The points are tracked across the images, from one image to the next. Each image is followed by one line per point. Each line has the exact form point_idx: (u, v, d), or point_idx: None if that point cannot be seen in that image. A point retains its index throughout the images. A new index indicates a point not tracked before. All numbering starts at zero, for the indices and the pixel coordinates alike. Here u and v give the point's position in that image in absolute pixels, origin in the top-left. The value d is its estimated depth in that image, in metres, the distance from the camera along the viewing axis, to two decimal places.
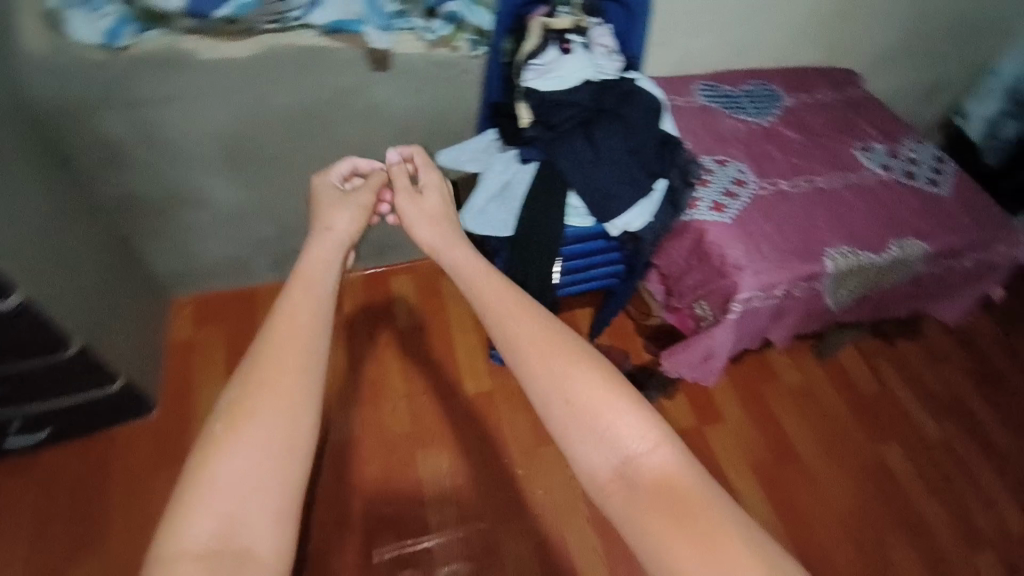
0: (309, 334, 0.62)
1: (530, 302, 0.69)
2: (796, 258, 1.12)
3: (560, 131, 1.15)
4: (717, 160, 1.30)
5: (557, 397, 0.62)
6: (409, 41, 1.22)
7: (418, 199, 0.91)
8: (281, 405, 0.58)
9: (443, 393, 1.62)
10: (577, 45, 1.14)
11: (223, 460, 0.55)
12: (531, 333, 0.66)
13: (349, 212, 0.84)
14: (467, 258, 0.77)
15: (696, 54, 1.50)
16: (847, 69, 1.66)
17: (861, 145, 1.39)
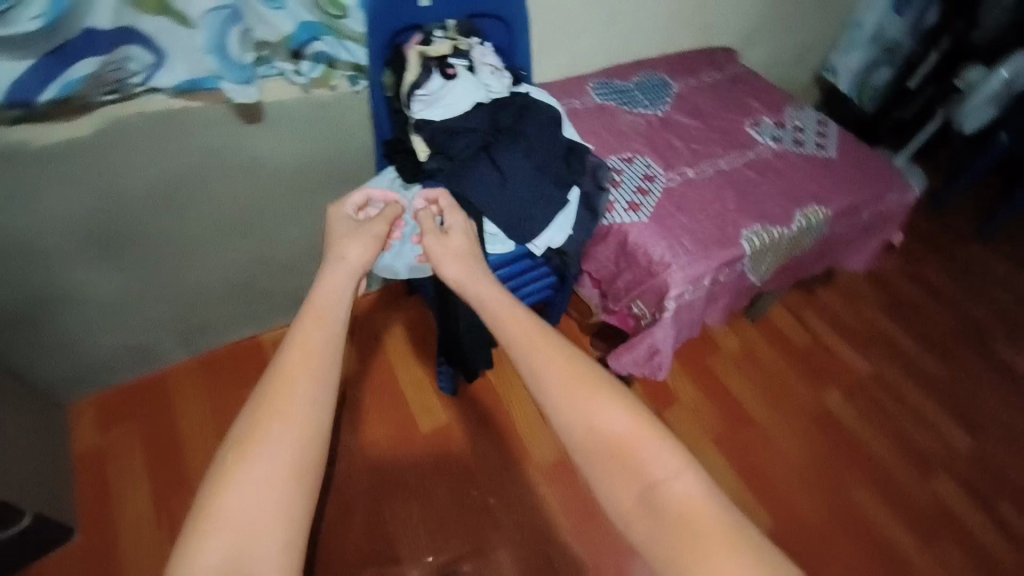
0: (323, 366, 0.56)
1: (548, 328, 0.67)
2: (717, 244, 1.14)
3: (463, 158, 1.09)
4: (624, 158, 1.30)
5: (581, 423, 0.59)
6: (279, 89, 1.13)
7: (444, 240, 0.86)
8: (292, 431, 0.52)
9: (398, 442, 1.53)
10: (460, 69, 1.09)
11: (229, 500, 0.49)
12: (554, 362, 0.63)
13: (363, 242, 0.76)
14: (490, 288, 0.75)
15: (583, 54, 1.50)
16: (724, 47, 1.73)
17: (752, 121, 1.45)
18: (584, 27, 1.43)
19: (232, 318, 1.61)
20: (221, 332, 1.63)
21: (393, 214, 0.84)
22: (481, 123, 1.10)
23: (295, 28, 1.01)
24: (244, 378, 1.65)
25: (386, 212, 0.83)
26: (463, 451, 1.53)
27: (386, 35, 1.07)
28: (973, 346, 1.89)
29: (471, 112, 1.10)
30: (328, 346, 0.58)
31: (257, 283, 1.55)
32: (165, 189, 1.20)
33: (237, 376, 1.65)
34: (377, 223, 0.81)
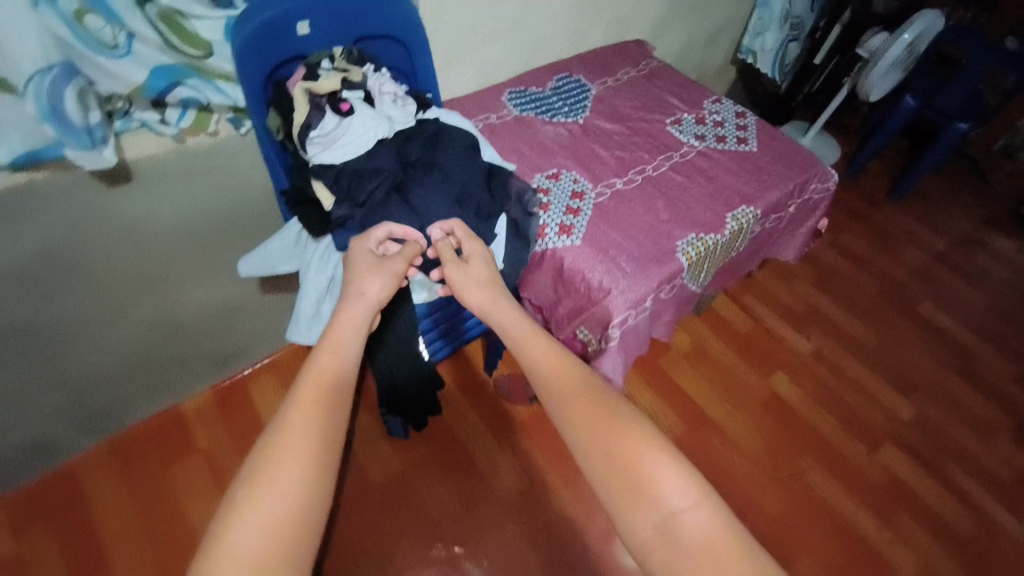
0: (338, 399, 0.63)
1: (570, 359, 0.73)
2: (655, 261, 1.09)
3: (375, 202, 0.98)
4: (550, 175, 1.23)
5: (600, 451, 0.64)
6: (148, 142, 0.97)
7: (464, 266, 0.88)
8: (302, 467, 0.56)
9: (354, 498, 1.43)
10: (356, 103, 0.96)
11: (241, 530, 0.51)
12: (576, 395, 0.69)
13: (381, 281, 0.80)
14: (516, 317, 0.80)
15: (493, 63, 1.40)
16: (637, 41, 1.69)
17: (672, 120, 1.42)
18: (493, 35, 1.33)
19: (142, 392, 1.42)
20: (131, 409, 1.44)
21: (414, 251, 0.87)
22: (390, 163, 0.99)
23: (150, 73, 0.87)
24: (168, 455, 1.46)
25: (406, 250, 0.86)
26: (424, 497, 1.44)
27: (263, 71, 0.93)
28: (896, 310, 2.04)
29: (376, 148, 0.98)
30: (341, 381, 0.64)
31: (165, 353, 1.36)
32: (30, 274, 1.00)
33: (159, 453, 1.46)
34: (392, 259, 0.84)
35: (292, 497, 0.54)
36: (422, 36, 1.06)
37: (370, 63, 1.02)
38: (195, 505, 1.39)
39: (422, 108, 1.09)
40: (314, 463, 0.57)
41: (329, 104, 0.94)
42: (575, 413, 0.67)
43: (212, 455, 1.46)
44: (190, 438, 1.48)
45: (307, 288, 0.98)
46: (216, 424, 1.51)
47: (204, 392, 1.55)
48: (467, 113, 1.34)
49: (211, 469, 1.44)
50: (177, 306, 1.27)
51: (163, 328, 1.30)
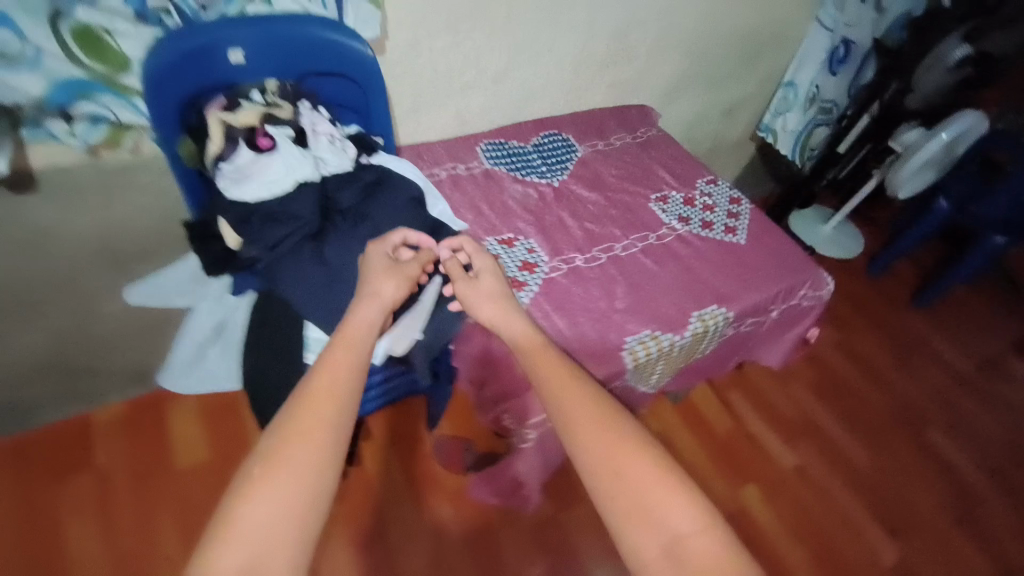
0: (347, 392, 0.64)
1: (582, 376, 0.74)
2: (593, 358, 0.97)
3: (280, 248, 0.88)
4: (504, 239, 1.12)
5: (607, 471, 0.64)
6: (56, 154, 0.90)
7: (475, 282, 0.89)
8: (314, 454, 0.58)
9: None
10: (281, 140, 0.87)
11: (254, 508, 0.54)
12: (587, 414, 0.69)
13: (394, 282, 0.81)
14: (526, 331, 0.81)
15: (474, 111, 1.32)
16: (641, 106, 1.59)
17: (656, 196, 1.30)
18: (476, 83, 1.25)
19: (52, 398, 1.34)
20: (41, 413, 1.36)
21: (427, 257, 0.89)
22: (309, 208, 0.89)
23: (52, 84, 0.81)
24: (67, 468, 1.35)
25: (418, 257, 0.88)
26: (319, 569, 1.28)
27: (184, 95, 0.85)
28: (901, 433, 1.82)
29: (297, 189, 0.89)
30: (353, 372, 0.66)
31: (81, 361, 1.29)
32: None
33: (53, 466, 1.35)
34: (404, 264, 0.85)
35: (300, 486, 0.56)
36: (376, 79, 0.97)
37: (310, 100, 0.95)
38: (83, 531, 1.27)
39: (364, 153, 1.01)
40: (320, 453, 0.59)
41: (247, 139, 0.85)
42: (586, 429, 0.67)
43: (113, 477, 1.35)
44: (93, 455, 1.38)
45: (188, 330, 0.89)
46: (123, 445, 1.40)
47: (125, 406, 1.46)
48: (433, 159, 1.25)
49: (109, 492, 1.33)
50: (95, 318, 1.20)
51: (78, 338, 1.23)
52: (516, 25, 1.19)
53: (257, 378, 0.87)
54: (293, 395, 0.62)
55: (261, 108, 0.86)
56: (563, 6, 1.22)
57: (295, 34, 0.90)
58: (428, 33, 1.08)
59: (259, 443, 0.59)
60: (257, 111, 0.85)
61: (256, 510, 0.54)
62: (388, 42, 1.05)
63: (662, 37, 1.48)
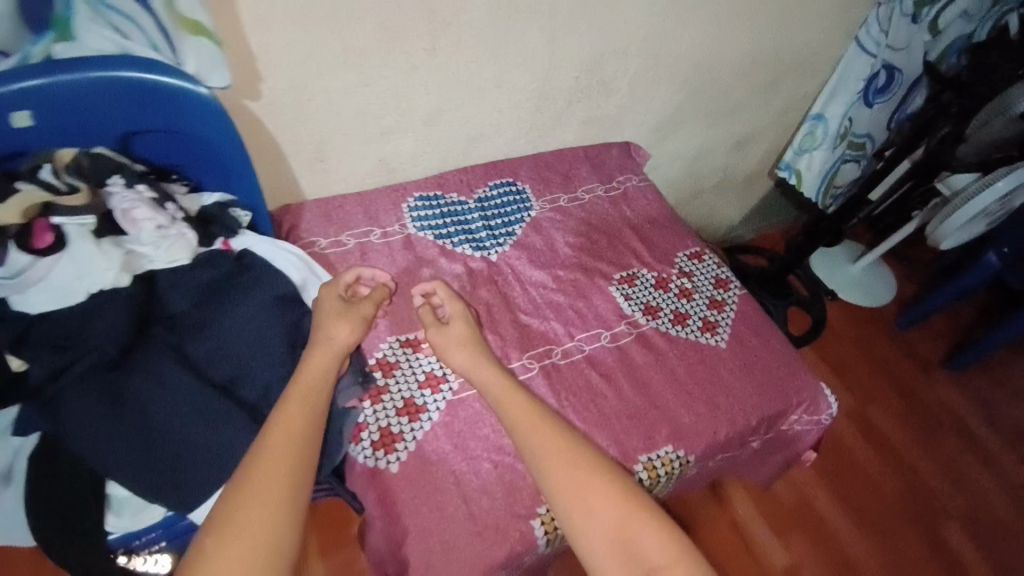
0: (300, 459, 0.67)
1: (546, 418, 0.78)
2: (484, 526, 0.75)
3: (64, 376, 0.67)
4: (410, 340, 0.91)
5: (581, 511, 0.69)
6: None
7: (444, 329, 0.88)
8: (268, 506, 0.62)
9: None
10: (72, 233, 0.67)
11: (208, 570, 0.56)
12: (559, 459, 0.73)
13: (350, 322, 0.82)
14: (494, 375, 0.82)
15: (402, 157, 1.06)
16: (624, 146, 1.31)
17: (621, 275, 1.05)
18: (400, 126, 0.99)
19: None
20: None
21: (381, 293, 0.91)
22: (116, 328, 0.69)
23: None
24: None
25: (373, 294, 0.90)
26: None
27: None
28: (917, 530, 1.51)
29: (105, 304, 0.68)
30: (297, 443, 0.68)
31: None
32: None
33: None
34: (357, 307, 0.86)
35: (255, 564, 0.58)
36: (230, 135, 0.74)
37: (126, 172, 0.71)
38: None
39: (221, 238, 0.79)
40: (274, 526, 0.61)
41: (19, 238, 0.64)
42: (563, 473, 0.72)
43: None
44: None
45: None
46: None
47: None
48: (344, 220, 1.02)
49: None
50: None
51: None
52: (447, 59, 0.93)
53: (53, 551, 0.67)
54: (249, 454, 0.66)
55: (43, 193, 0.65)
56: (514, 34, 0.96)
57: (107, 83, 0.66)
58: (322, 73, 0.84)
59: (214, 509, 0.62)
60: (34, 200, 0.65)
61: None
62: (261, 85, 0.81)
63: (652, 64, 1.20)
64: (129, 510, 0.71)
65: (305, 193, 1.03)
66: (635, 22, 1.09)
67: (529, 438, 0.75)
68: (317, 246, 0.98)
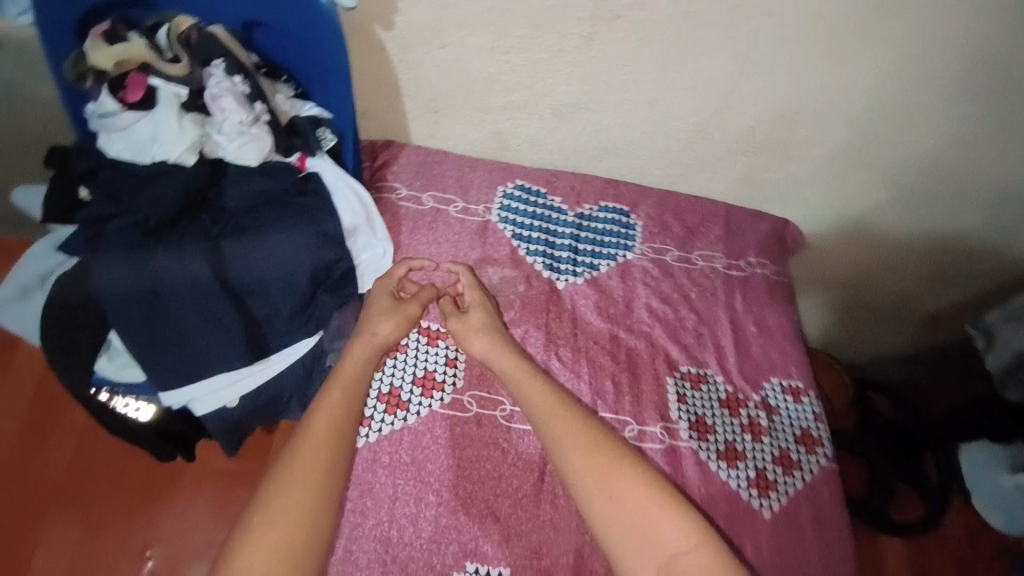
0: (338, 446, 0.68)
1: (567, 399, 0.74)
2: (393, 554, 0.70)
3: (110, 221, 0.68)
4: (430, 329, 0.83)
5: (604, 496, 0.67)
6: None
7: (462, 316, 0.80)
8: (310, 477, 0.65)
9: (69, 491, 1.05)
10: (163, 97, 0.66)
11: (257, 537, 0.61)
12: (583, 447, 0.70)
13: (395, 321, 0.77)
14: (516, 359, 0.77)
15: (521, 139, 0.96)
16: (777, 224, 1.07)
17: (689, 370, 0.88)
18: (527, 108, 0.89)
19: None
20: None
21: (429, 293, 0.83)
22: (166, 197, 0.68)
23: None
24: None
25: (422, 292, 0.82)
26: (151, 519, 1.04)
27: (87, 5, 0.66)
28: None
29: (166, 172, 0.68)
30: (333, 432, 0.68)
31: (11, 216, 1.17)
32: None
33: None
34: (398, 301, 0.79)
35: (303, 529, 0.63)
36: (337, 52, 0.70)
37: (228, 56, 0.68)
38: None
39: (299, 153, 0.76)
40: (311, 509, 0.64)
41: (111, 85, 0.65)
42: (579, 451, 0.70)
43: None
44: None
45: (14, 272, 0.75)
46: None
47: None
48: (435, 178, 0.96)
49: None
50: (31, 183, 1.08)
51: (4, 192, 1.11)
52: (603, 54, 0.80)
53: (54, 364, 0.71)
54: (290, 438, 0.68)
55: (142, 52, 0.65)
56: (692, 52, 0.81)
57: None
58: (459, 23, 0.76)
59: (259, 489, 0.65)
60: (132, 57, 0.65)
61: (268, 541, 0.61)
62: (396, 17, 0.75)
63: (858, 145, 0.95)
64: (118, 362, 0.73)
65: (411, 137, 0.98)
66: (852, 86, 0.86)
67: (547, 423, 0.72)
68: (396, 194, 0.94)
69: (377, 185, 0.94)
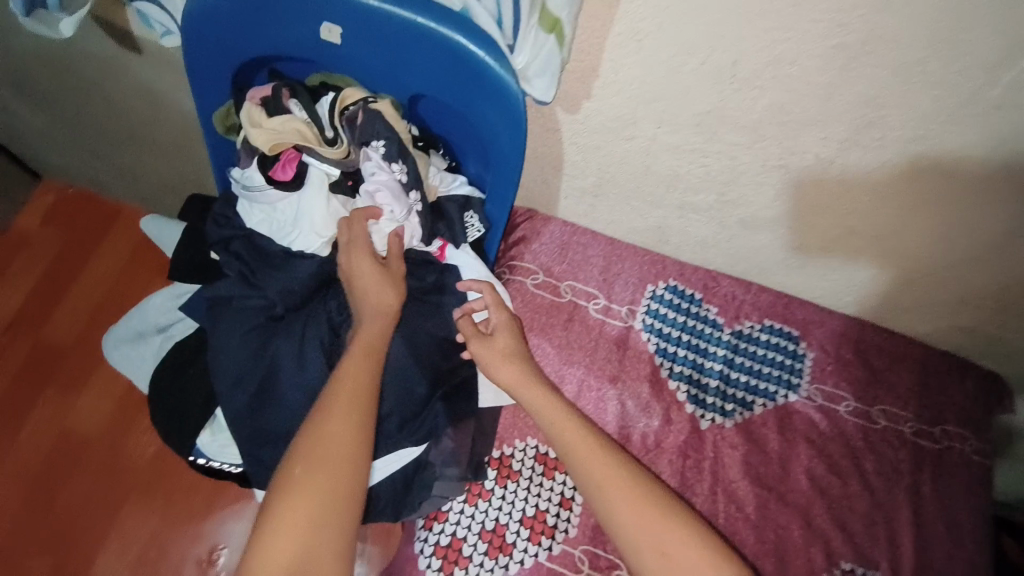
0: (364, 416, 0.54)
1: (608, 440, 0.61)
2: None
3: (230, 301, 0.63)
4: (548, 455, 0.72)
5: (652, 557, 0.54)
6: (128, 24, 0.73)
7: (487, 338, 0.65)
8: (344, 433, 0.52)
9: (152, 476, 0.98)
10: (313, 176, 0.60)
11: (288, 499, 0.50)
12: (627, 494, 0.56)
13: (394, 286, 0.60)
14: (551, 396, 0.63)
15: (687, 238, 0.80)
16: (990, 385, 0.84)
17: (853, 569, 0.71)
18: (711, 211, 0.72)
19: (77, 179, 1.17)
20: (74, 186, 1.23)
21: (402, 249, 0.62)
22: (299, 284, 0.62)
23: None
24: (66, 289, 1.11)
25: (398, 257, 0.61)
26: (223, 523, 0.95)
27: (244, 57, 0.57)
28: None
29: (297, 260, 0.62)
30: (338, 484, 0.51)
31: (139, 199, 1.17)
32: (17, 55, 0.87)
33: (51, 279, 1.11)
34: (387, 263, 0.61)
35: (341, 485, 0.51)
36: (515, 147, 0.59)
37: (388, 137, 0.57)
38: (29, 387, 1.03)
39: (441, 241, 0.66)
40: (336, 487, 0.51)
41: (261, 160, 0.58)
42: (628, 499, 0.56)
43: (99, 314, 1.09)
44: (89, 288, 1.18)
45: (134, 314, 0.75)
46: (115, 273, 1.12)
47: None
48: (577, 264, 0.83)
49: (91, 331, 1.08)
50: (164, 180, 1.07)
51: (139, 182, 1.11)
52: (834, 178, 0.61)
53: (159, 426, 0.69)
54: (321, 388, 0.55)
55: (300, 132, 0.57)
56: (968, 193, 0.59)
57: (420, 37, 0.53)
58: (661, 120, 0.60)
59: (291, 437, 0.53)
60: (287, 139, 0.57)
61: (306, 503, 0.50)
62: (586, 102, 0.61)
63: None
64: (218, 441, 0.68)
65: (558, 209, 0.85)
66: None
67: (589, 477, 0.58)
68: (531, 279, 0.81)
69: (511, 262, 0.82)
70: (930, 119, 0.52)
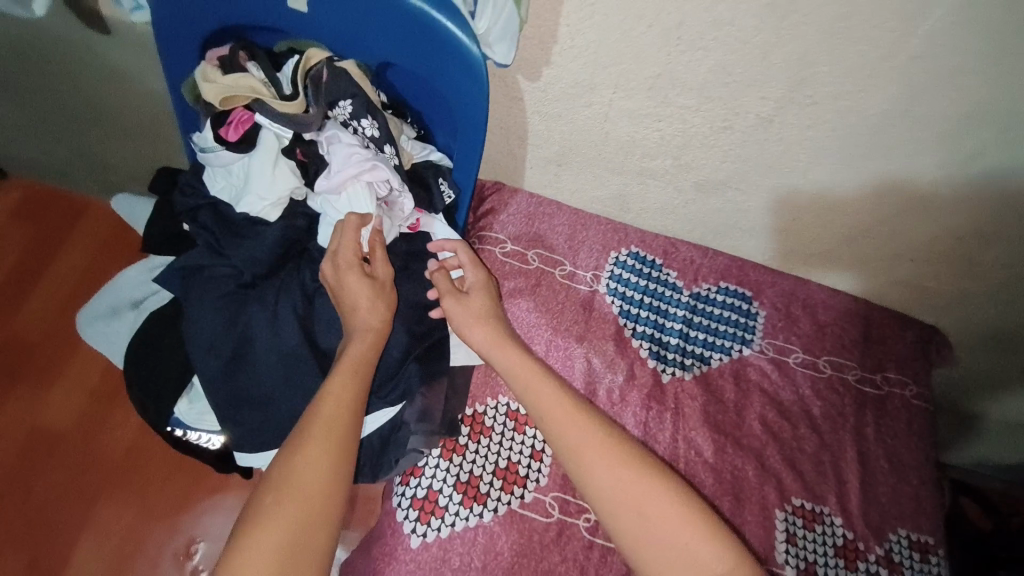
0: (349, 402, 0.57)
1: (583, 402, 0.61)
2: None
3: (202, 270, 0.65)
4: (519, 412, 0.76)
5: (628, 513, 0.54)
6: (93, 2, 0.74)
7: (463, 298, 0.68)
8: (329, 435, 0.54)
9: (132, 466, 1.02)
10: (264, 138, 0.62)
11: (274, 509, 0.50)
12: (597, 449, 0.57)
13: (382, 300, 0.63)
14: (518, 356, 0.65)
15: (646, 204, 0.85)
16: (925, 336, 0.92)
17: (803, 505, 0.77)
18: (666, 176, 0.77)
19: (41, 169, 1.15)
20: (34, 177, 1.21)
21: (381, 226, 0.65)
22: (270, 249, 0.63)
23: None
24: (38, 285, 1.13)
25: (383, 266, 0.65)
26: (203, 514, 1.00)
27: (213, 27, 0.59)
28: None
29: (262, 227, 0.64)
30: (324, 484, 0.52)
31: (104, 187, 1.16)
32: None
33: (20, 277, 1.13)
34: (372, 272, 0.64)
35: (326, 482, 0.52)
36: (479, 110, 0.61)
37: (356, 93, 0.60)
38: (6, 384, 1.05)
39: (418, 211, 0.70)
40: (322, 487, 0.52)
41: (215, 118, 0.61)
42: (602, 460, 0.56)
43: (69, 308, 1.12)
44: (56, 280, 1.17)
45: (106, 290, 0.74)
46: (82, 269, 1.15)
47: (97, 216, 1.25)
48: (542, 234, 0.87)
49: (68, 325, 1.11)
50: (129, 164, 1.06)
51: (104, 168, 1.10)
52: (774, 138, 0.67)
53: (135, 398, 0.70)
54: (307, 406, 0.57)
55: (253, 87, 0.58)
56: (891, 149, 0.66)
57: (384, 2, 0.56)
58: (615, 85, 0.65)
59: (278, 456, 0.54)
60: (239, 93, 0.58)
61: (291, 508, 0.50)
62: (545, 69, 0.65)
63: None
64: (197, 408, 0.69)
65: (524, 181, 0.89)
66: None
67: (560, 437, 0.59)
68: (499, 248, 0.85)
69: (479, 233, 0.86)
70: (853, 76, 0.58)
